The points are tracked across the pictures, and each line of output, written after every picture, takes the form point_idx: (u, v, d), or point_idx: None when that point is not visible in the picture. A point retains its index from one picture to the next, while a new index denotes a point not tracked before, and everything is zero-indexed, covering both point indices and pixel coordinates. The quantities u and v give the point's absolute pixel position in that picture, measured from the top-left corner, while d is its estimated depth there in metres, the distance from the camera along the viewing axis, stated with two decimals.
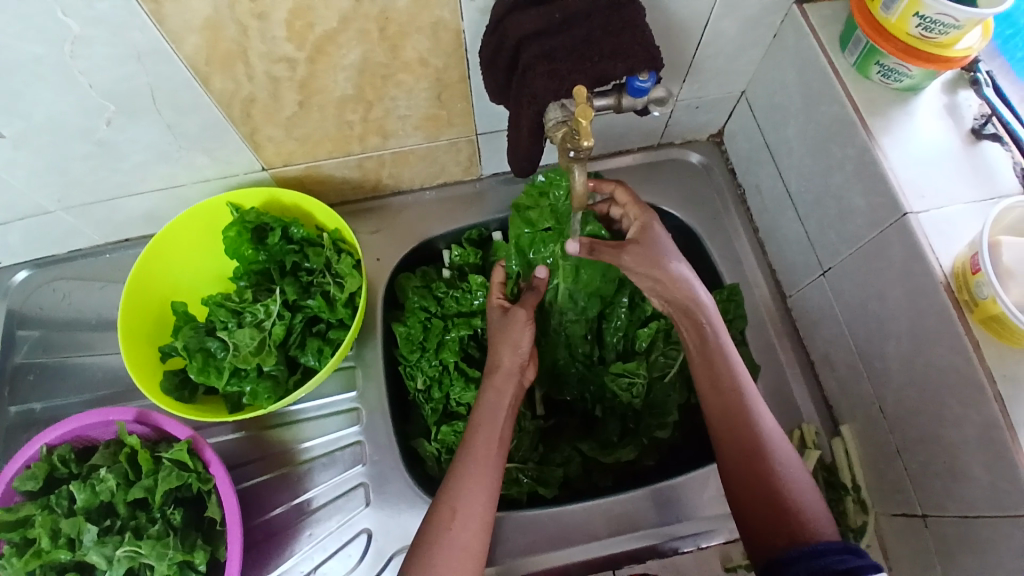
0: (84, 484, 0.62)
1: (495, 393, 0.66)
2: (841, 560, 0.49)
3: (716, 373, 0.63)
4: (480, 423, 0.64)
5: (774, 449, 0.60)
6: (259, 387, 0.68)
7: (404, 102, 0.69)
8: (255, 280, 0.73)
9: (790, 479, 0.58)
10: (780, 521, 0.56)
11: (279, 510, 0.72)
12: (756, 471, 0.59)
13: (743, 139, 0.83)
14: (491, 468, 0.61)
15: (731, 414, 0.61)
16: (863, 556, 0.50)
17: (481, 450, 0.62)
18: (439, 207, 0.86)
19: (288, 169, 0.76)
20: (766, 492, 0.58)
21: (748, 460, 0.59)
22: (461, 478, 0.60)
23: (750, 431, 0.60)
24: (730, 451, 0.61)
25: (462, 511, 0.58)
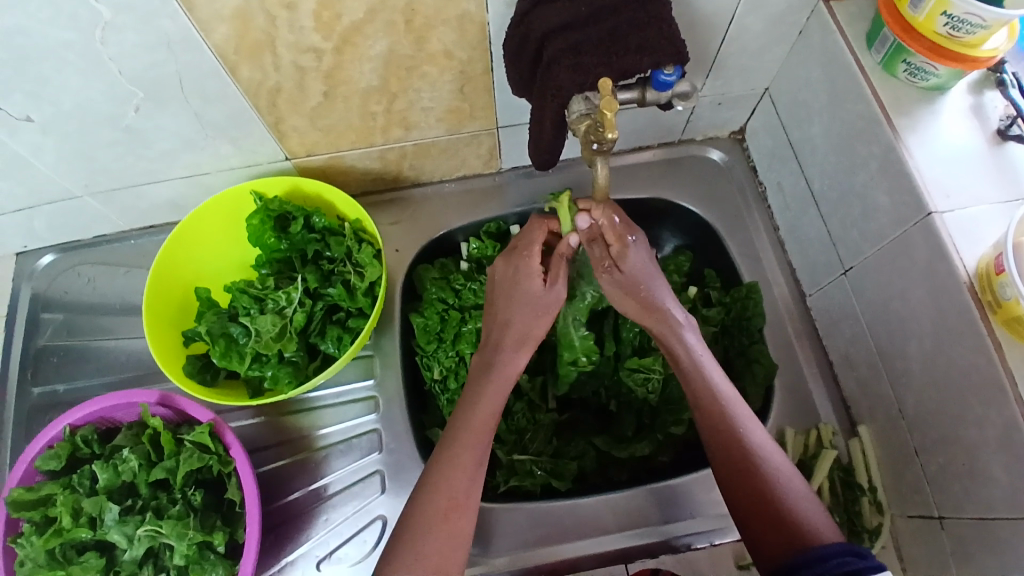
0: (107, 464, 0.63)
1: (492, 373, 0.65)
2: (843, 563, 0.48)
3: (698, 389, 0.63)
4: (479, 405, 0.63)
5: (767, 461, 0.58)
6: (280, 372, 0.69)
7: (427, 94, 0.70)
8: (277, 268, 0.74)
9: (787, 488, 0.57)
10: (782, 533, 0.54)
11: (295, 495, 0.73)
12: (750, 484, 0.57)
13: (765, 137, 0.82)
14: (482, 453, 0.60)
15: (716, 427, 0.60)
16: (866, 557, 0.48)
17: (476, 435, 0.61)
18: (458, 200, 0.87)
19: (311, 159, 0.77)
20: (763, 503, 0.56)
21: (739, 473, 0.58)
22: (456, 463, 0.59)
23: (739, 446, 0.59)
24: (722, 465, 0.59)
25: (459, 501, 0.57)
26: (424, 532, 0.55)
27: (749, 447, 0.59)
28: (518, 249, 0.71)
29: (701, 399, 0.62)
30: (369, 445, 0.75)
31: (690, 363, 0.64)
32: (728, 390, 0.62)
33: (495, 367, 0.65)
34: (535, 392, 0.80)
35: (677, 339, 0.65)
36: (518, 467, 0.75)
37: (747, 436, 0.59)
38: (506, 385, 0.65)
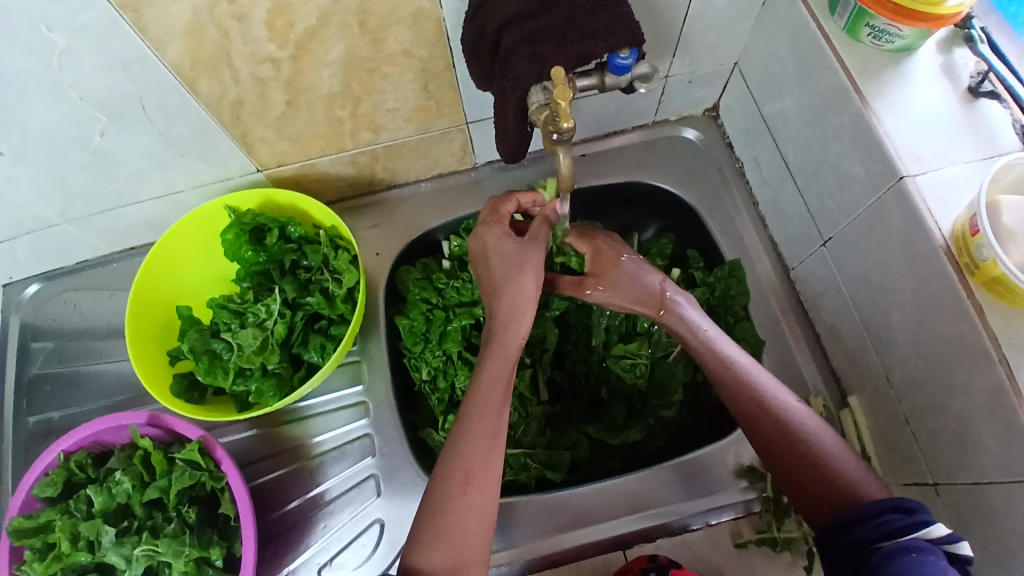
0: (101, 487, 0.63)
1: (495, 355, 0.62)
2: (886, 522, 0.49)
3: (709, 368, 0.63)
4: (489, 373, 0.61)
5: (800, 421, 0.58)
6: (264, 385, 0.68)
7: (391, 95, 0.69)
8: (256, 280, 0.73)
9: (824, 445, 0.57)
10: (824, 490, 0.55)
11: (293, 504, 0.74)
12: (788, 448, 0.58)
13: (738, 112, 0.82)
14: (495, 425, 0.59)
15: (740, 394, 0.61)
16: (914, 512, 0.48)
17: (488, 410, 0.59)
18: (435, 198, 0.86)
19: (282, 169, 0.77)
20: (799, 461, 0.57)
21: (774, 441, 0.58)
22: (469, 439, 0.58)
23: (766, 413, 0.59)
24: (754, 431, 0.60)
25: (476, 473, 0.57)
26: (442, 508, 0.55)
27: (781, 414, 0.59)
28: (489, 220, 0.68)
29: (722, 375, 0.62)
30: (365, 448, 0.75)
31: (697, 343, 0.64)
32: (742, 357, 0.62)
33: (500, 338, 0.63)
34: (526, 385, 0.79)
35: (678, 321, 0.66)
36: (512, 461, 0.75)
37: (774, 400, 0.60)
38: (509, 354, 0.62)
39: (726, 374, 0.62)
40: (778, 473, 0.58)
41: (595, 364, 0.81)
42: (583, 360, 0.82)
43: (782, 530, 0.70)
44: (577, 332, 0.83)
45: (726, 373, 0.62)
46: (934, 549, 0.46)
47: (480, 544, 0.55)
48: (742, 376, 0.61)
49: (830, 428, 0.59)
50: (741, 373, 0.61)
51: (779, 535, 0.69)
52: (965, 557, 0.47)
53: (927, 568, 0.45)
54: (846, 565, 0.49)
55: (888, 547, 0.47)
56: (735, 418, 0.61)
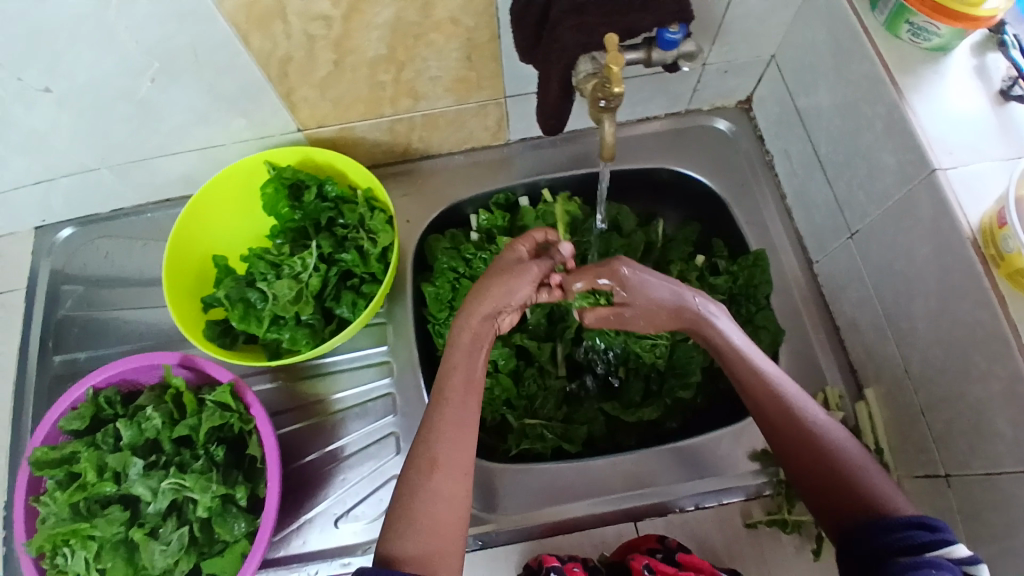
0: (131, 422, 0.63)
1: (461, 348, 0.63)
2: (909, 536, 0.48)
3: (741, 378, 0.62)
4: (454, 363, 0.62)
5: (827, 434, 0.58)
6: (297, 334, 0.68)
7: (434, 63, 0.71)
8: (291, 237, 0.75)
9: (853, 457, 0.57)
10: (847, 501, 0.55)
11: (312, 456, 0.75)
12: (814, 460, 0.57)
13: (772, 104, 0.83)
14: (461, 414, 0.60)
15: (772, 407, 0.60)
16: (937, 530, 0.48)
17: (453, 398, 0.60)
18: (466, 171, 0.88)
19: (322, 131, 0.78)
20: (825, 472, 0.56)
21: (800, 450, 0.58)
22: (434, 427, 0.59)
23: (795, 426, 0.59)
24: (781, 442, 0.59)
25: (442, 458, 0.57)
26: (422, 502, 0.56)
27: (812, 425, 0.58)
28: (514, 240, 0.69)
29: (752, 385, 0.61)
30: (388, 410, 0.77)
31: (729, 350, 0.62)
32: (773, 369, 0.62)
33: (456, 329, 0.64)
34: (546, 357, 0.81)
35: (710, 328, 0.63)
36: (529, 432, 0.77)
37: (803, 412, 0.59)
38: (474, 345, 0.63)
39: (758, 387, 0.61)
40: (802, 481, 0.58)
41: (611, 343, 0.81)
42: (600, 339, 0.82)
43: (793, 513, 0.71)
44: None
45: (752, 376, 0.61)
46: (954, 569, 0.46)
47: (455, 532, 0.56)
48: (770, 386, 0.60)
49: (858, 441, 0.59)
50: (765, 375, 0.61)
51: (790, 517, 0.70)
52: None
53: None
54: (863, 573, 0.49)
55: (908, 560, 0.47)
56: (765, 431, 0.61)
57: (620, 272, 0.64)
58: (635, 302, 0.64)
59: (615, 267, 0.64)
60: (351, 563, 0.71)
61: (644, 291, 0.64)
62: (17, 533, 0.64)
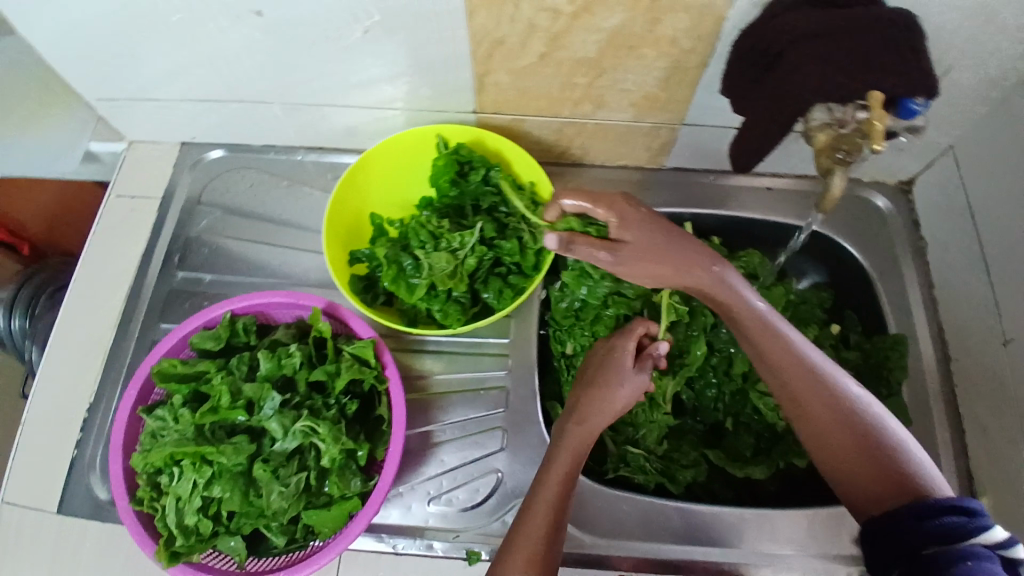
0: (272, 355, 0.63)
1: (566, 452, 0.63)
2: (942, 525, 0.48)
3: (787, 367, 0.60)
4: (558, 457, 0.62)
5: (874, 428, 0.57)
6: (448, 308, 0.68)
7: (633, 76, 0.70)
8: (445, 212, 0.74)
9: (902, 453, 0.55)
10: (888, 490, 0.53)
11: (413, 431, 0.75)
12: (860, 454, 0.56)
13: (937, 192, 0.82)
14: (560, 515, 0.60)
15: (808, 391, 0.59)
16: (974, 516, 0.48)
17: (550, 494, 0.60)
18: (614, 186, 0.87)
19: (496, 117, 0.78)
20: (871, 468, 0.55)
21: (837, 439, 0.57)
22: (534, 521, 0.59)
23: (845, 419, 0.57)
24: (819, 431, 0.58)
25: (539, 556, 0.57)
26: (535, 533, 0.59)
27: (858, 417, 0.57)
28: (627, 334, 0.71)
29: (801, 376, 0.59)
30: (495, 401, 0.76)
31: (772, 337, 0.61)
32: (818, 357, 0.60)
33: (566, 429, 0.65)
34: (660, 391, 0.77)
35: (773, 333, 0.61)
36: (630, 459, 0.77)
37: (846, 401, 0.58)
38: (582, 443, 0.64)
39: (797, 374, 0.60)
40: (842, 476, 0.57)
41: (728, 392, 0.80)
42: (716, 385, 0.81)
43: None
44: (717, 355, 0.81)
45: (788, 360, 0.60)
46: (990, 556, 0.46)
47: None
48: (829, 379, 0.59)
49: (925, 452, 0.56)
50: (819, 368, 0.60)
51: None
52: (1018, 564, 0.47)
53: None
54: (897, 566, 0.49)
55: (944, 553, 0.47)
56: (801, 420, 0.60)
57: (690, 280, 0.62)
58: (630, 240, 0.62)
59: (615, 201, 0.63)
60: (434, 547, 0.70)
61: (725, 283, 0.62)
62: (113, 440, 0.64)
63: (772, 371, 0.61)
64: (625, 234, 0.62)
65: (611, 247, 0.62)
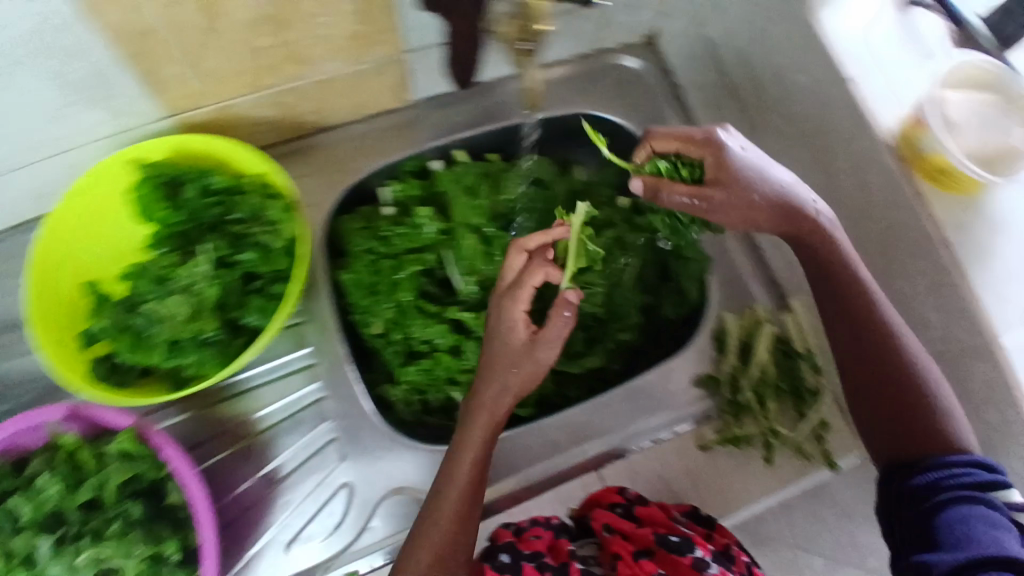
0: (27, 495, 0.54)
1: (479, 430, 0.61)
2: (956, 478, 0.54)
3: (846, 294, 0.61)
4: (467, 441, 0.61)
5: (904, 344, 0.60)
6: (202, 356, 0.63)
7: (324, 20, 0.61)
8: (176, 243, 0.68)
9: (920, 367, 0.59)
10: (910, 421, 0.58)
11: (245, 485, 0.69)
12: (886, 382, 0.59)
13: (675, 38, 0.81)
14: (464, 508, 0.59)
15: (863, 329, 0.60)
16: (994, 471, 0.54)
17: (453, 497, 0.59)
18: (366, 140, 0.80)
19: (195, 114, 0.67)
20: (899, 397, 0.59)
21: (877, 369, 0.60)
22: (435, 519, 0.58)
23: (892, 345, 0.60)
24: (852, 355, 0.61)
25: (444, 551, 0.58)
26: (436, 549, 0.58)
27: (896, 343, 0.60)
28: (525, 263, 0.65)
29: (858, 305, 0.61)
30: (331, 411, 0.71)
31: (827, 241, 0.61)
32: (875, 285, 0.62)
33: (473, 410, 0.62)
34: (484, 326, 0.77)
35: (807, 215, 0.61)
36: None
37: (891, 328, 0.60)
38: (494, 428, 0.62)
39: (858, 304, 0.61)
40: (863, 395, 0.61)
41: None
42: None
43: (740, 427, 0.74)
44: None
45: (854, 286, 0.61)
46: (1001, 507, 0.52)
47: None
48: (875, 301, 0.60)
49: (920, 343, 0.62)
50: (866, 287, 0.61)
51: (741, 433, 0.74)
52: None
53: (980, 522, 0.51)
54: (904, 505, 0.55)
55: (951, 497, 0.53)
56: (845, 355, 0.62)
57: (711, 195, 0.60)
58: (726, 185, 0.60)
59: (719, 149, 0.61)
60: None
61: (778, 198, 0.60)
62: None
63: (825, 284, 0.62)
64: (719, 191, 0.60)
65: (707, 196, 0.60)
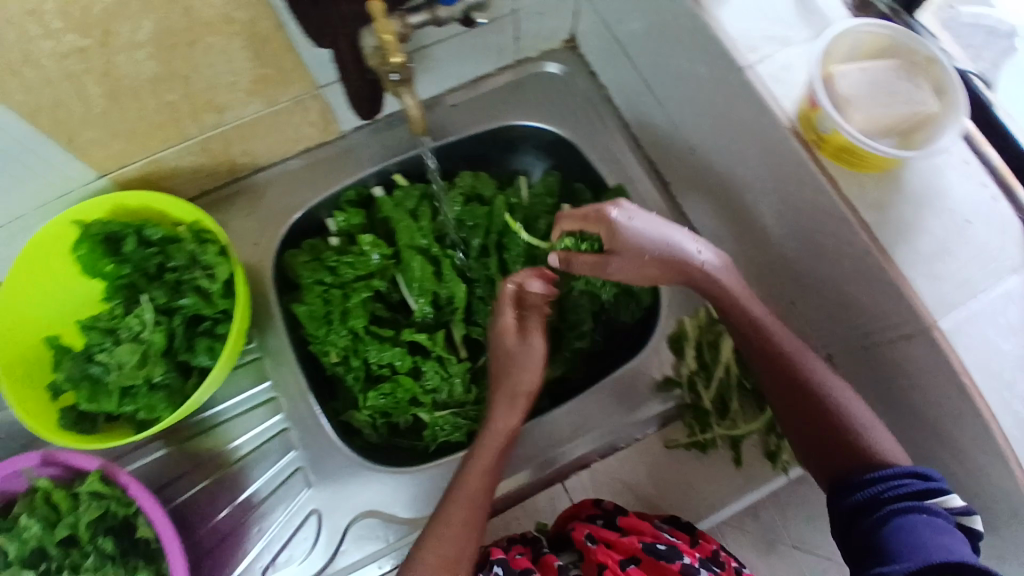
0: (12, 535, 0.60)
1: (478, 458, 0.64)
2: (897, 488, 0.52)
3: (757, 341, 0.62)
4: (468, 474, 0.63)
5: (816, 376, 0.60)
6: (153, 400, 0.63)
7: (223, 67, 0.64)
8: (125, 294, 0.69)
9: (837, 396, 0.59)
10: (838, 447, 0.57)
11: (221, 515, 0.71)
12: (810, 413, 0.59)
13: (593, 39, 0.81)
14: (463, 534, 0.60)
15: (769, 365, 0.61)
16: (928, 478, 0.52)
17: (460, 512, 0.61)
18: (304, 174, 0.82)
19: (126, 171, 0.71)
20: (823, 426, 0.58)
21: (798, 407, 0.60)
22: (444, 532, 0.59)
23: (802, 379, 0.60)
24: (783, 395, 0.61)
25: (451, 560, 0.58)
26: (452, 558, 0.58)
27: (806, 374, 0.60)
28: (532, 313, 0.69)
29: (763, 349, 0.61)
30: (297, 436, 0.73)
31: (715, 288, 0.62)
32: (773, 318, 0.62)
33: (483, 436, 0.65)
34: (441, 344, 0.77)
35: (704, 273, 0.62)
36: (442, 425, 0.75)
37: (804, 366, 0.60)
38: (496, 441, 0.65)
39: (770, 347, 0.61)
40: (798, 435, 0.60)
41: None
42: (491, 310, 0.80)
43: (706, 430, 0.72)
44: (478, 283, 0.81)
45: (750, 331, 0.62)
46: (946, 516, 0.50)
47: None
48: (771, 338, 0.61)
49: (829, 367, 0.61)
50: (766, 325, 0.61)
51: (704, 436, 0.72)
52: (976, 531, 0.51)
53: (931, 528, 0.49)
54: (850, 525, 0.54)
55: (893, 510, 0.51)
56: (772, 395, 0.62)
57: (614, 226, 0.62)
58: (622, 253, 0.63)
59: (603, 212, 0.62)
60: None
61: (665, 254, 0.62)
62: None
63: (735, 321, 0.63)
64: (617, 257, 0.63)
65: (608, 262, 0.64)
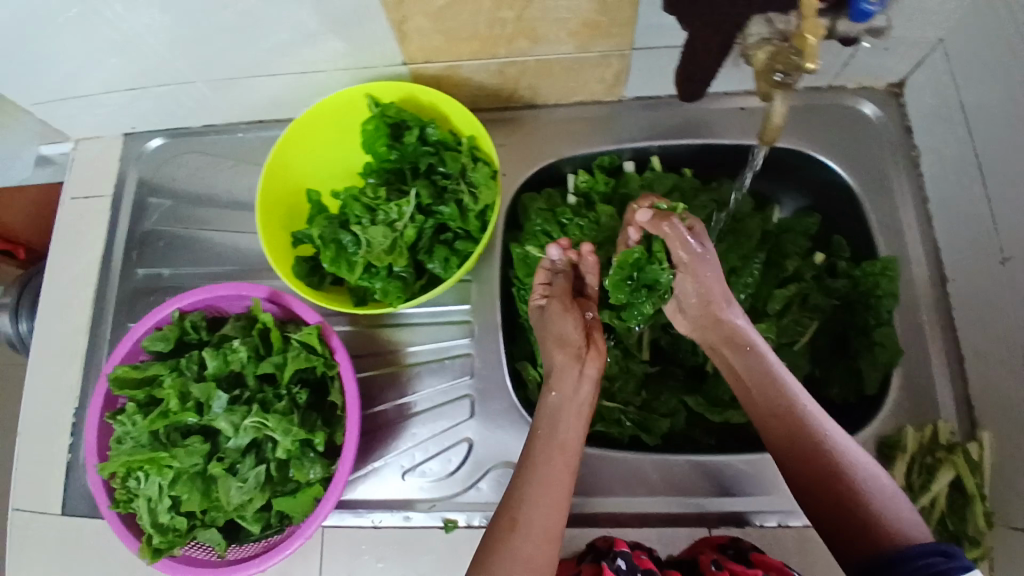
0: (217, 352, 0.62)
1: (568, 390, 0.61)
2: (929, 565, 0.43)
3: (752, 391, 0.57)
4: (559, 422, 0.60)
5: (835, 443, 0.52)
6: (389, 286, 0.66)
7: (564, 3, 0.63)
8: (386, 178, 0.71)
9: (873, 471, 0.51)
10: (846, 526, 0.49)
11: (384, 406, 0.74)
12: (801, 474, 0.52)
13: (928, 93, 0.74)
14: (550, 492, 0.55)
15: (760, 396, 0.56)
16: (954, 556, 0.43)
17: (544, 462, 0.57)
18: (570, 126, 0.81)
19: (428, 66, 0.72)
20: (819, 486, 0.50)
21: (808, 466, 0.51)
22: (523, 493, 0.55)
23: (781, 404, 0.55)
24: (786, 456, 0.53)
25: (522, 517, 0.53)
26: (548, 530, 0.53)
27: (817, 430, 0.53)
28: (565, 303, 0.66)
29: (766, 393, 0.56)
30: (477, 364, 0.74)
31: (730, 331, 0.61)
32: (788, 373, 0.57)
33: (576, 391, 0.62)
34: (633, 339, 0.77)
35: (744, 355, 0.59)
36: (606, 414, 0.74)
37: (807, 421, 0.53)
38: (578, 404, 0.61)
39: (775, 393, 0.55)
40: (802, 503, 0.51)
41: None
42: None
43: None
44: None
45: (761, 385, 0.56)
46: None
47: None
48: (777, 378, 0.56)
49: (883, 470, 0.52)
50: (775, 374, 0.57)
51: None
52: None
53: None
54: None
55: None
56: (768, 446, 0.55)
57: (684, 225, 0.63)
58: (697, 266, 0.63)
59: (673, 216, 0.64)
60: (413, 518, 0.71)
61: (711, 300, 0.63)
62: (89, 455, 0.63)
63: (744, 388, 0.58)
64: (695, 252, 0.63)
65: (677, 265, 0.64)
